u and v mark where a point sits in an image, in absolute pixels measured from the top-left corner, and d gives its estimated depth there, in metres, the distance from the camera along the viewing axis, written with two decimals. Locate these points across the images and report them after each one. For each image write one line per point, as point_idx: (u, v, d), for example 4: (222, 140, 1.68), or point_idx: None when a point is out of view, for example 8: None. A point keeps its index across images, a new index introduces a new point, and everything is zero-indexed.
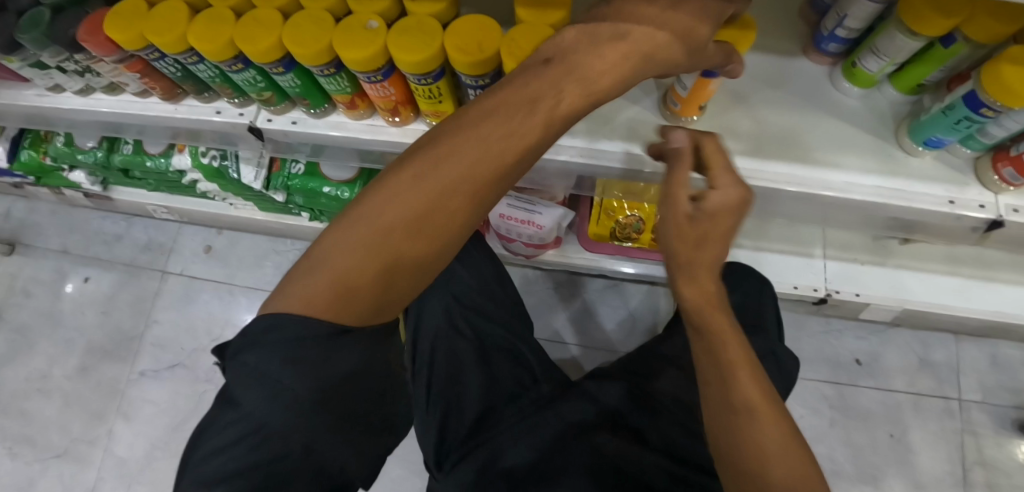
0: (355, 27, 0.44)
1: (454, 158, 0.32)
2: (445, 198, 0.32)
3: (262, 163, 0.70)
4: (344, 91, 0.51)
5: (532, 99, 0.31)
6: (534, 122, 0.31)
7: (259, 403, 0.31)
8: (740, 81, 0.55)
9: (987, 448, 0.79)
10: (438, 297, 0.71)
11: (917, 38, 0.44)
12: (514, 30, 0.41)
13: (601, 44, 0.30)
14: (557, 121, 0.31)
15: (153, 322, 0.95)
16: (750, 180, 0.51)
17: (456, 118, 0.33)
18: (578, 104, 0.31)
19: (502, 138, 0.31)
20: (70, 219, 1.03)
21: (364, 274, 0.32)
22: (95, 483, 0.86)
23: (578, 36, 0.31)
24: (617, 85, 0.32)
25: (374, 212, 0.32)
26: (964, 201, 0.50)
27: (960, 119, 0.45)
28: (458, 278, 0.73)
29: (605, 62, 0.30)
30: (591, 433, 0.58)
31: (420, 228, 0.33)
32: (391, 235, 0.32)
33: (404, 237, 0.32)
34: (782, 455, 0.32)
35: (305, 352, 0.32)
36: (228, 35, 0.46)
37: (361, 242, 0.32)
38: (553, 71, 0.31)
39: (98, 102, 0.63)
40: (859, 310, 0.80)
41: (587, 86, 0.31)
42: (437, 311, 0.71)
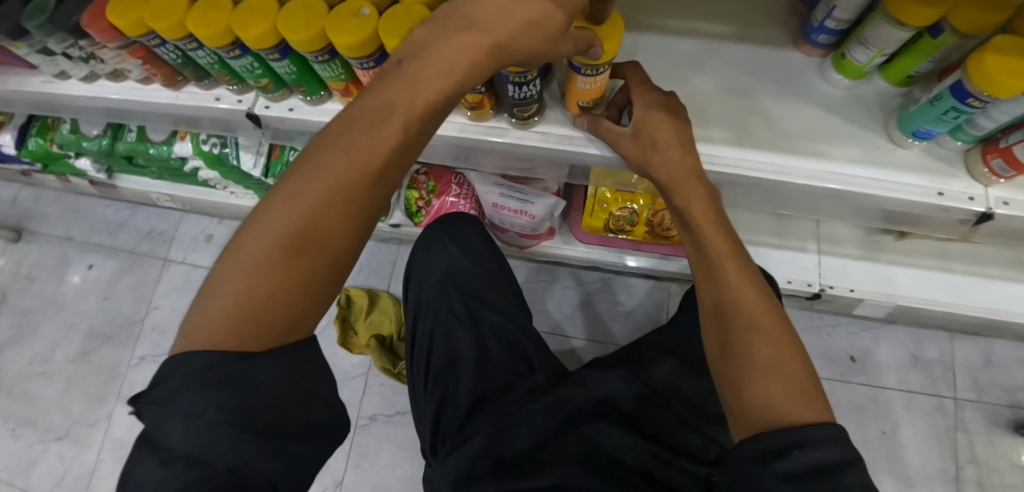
0: (347, 14, 0.45)
1: (331, 166, 0.35)
2: (336, 203, 0.35)
3: (262, 151, 0.71)
4: (338, 77, 0.52)
5: (395, 97, 0.35)
6: (396, 117, 0.34)
7: (178, 436, 0.30)
8: (733, 71, 0.55)
9: (979, 445, 0.79)
10: (442, 286, 0.75)
11: (904, 27, 0.44)
12: None
13: (448, 37, 0.34)
14: (416, 116, 0.35)
15: (153, 308, 0.97)
16: (737, 170, 0.51)
17: (326, 132, 0.36)
18: (439, 93, 0.35)
19: (371, 138, 0.34)
20: (75, 207, 1.05)
21: (265, 286, 0.34)
22: (94, 463, 0.88)
23: (426, 32, 0.35)
24: (473, 74, 0.35)
25: (262, 231, 0.35)
26: (952, 193, 0.50)
27: (947, 109, 0.45)
28: (461, 266, 0.76)
29: (455, 51, 0.34)
30: (583, 423, 0.59)
31: (307, 241, 0.35)
32: (285, 247, 0.34)
33: (300, 246, 0.34)
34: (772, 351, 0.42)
35: (219, 378, 0.32)
36: (226, 21, 0.47)
37: (253, 261, 0.34)
38: (406, 69, 0.35)
39: (102, 89, 0.64)
40: (853, 305, 0.80)
41: (443, 78, 0.34)
42: (437, 301, 0.74)
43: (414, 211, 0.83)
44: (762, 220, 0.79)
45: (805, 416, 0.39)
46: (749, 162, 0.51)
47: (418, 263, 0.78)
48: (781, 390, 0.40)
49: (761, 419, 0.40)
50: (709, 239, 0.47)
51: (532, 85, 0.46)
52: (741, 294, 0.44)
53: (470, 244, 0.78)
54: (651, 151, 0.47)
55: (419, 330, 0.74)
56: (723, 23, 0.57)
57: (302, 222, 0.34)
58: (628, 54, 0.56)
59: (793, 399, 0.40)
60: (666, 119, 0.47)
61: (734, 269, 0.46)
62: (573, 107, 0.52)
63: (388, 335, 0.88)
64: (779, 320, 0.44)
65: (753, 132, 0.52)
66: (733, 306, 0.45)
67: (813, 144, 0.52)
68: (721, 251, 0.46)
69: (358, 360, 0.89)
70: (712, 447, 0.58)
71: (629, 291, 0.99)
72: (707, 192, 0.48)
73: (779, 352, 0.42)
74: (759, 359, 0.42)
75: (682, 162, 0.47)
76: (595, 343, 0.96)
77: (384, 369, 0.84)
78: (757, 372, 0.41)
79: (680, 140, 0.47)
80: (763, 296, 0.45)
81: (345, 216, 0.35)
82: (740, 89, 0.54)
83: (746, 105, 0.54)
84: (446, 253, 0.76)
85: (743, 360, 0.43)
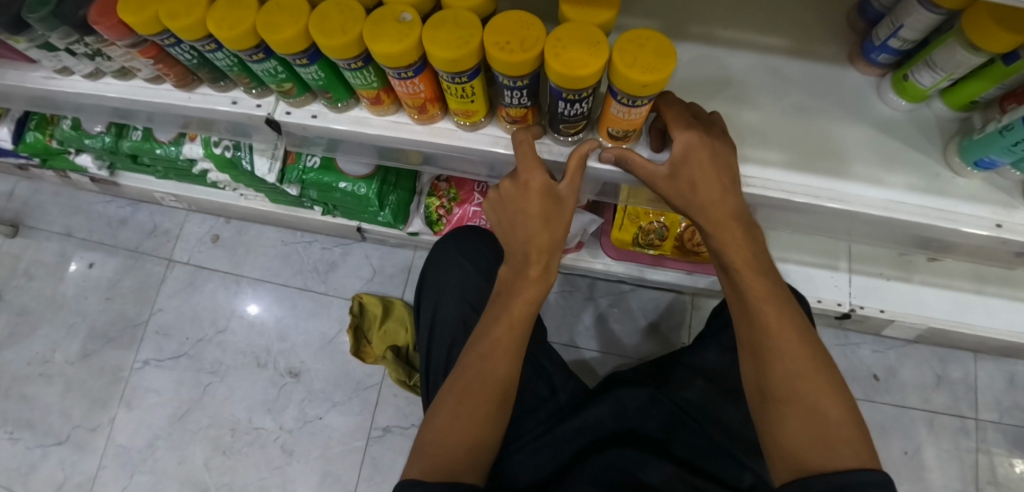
0: (387, 19, 0.41)
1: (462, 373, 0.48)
2: (492, 384, 0.46)
3: (277, 155, 0.67)
4: (370, 85, 0.48)
5: (513, 298, 0.49)
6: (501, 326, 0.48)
7: None
8: (789, 92, 0.52)
9: (1000, 466, 0.79)
10: (457, 311, 0.65)
11: (978, 53, 0.42)
12: (533, 43, 0.39)
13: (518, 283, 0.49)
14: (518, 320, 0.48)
15: (157, 310, 0.93)
16: (791, 196, 0.48)
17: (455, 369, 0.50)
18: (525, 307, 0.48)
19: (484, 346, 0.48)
20: (75, 201, 1.00)
21: (456, 445, 0.44)
22: (96, 470, 0.85)
23: (507, 276, 0.51)
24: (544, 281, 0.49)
25: (441, 435, 0.45)
26: (1011, 224, 0.48)
27: (1017, 141, 0.43)
28: (479, 287, 0.66)
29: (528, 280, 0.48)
30: (605, 447, 0.56)
31: (463, 408, 0.45)
32: (461, 425, 0.45)
33: (478, 418, 0.45)
34: (814, 393, 0.41)
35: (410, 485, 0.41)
36: (251, 23, 0.44)
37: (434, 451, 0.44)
38: (499, 302, 0.50)
39: (108, 87, 0.60)
40: (882, 325, 0.78)
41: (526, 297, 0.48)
42: (451, 328, 0.64)
43: (434, 219, 0.75)
44: (793, 237, 0.77)
45: (845, 460, 0.38)
46: (804, 188, 0.48)
47: (431, 280, 0.69)
48: (817, 436, 0.39)
49: (798, 460, 0.39)
50: (747, 283, 0.44)
51: (584, 102, 0.43)
52: (782, 336, 0.43)
53: (482, 259, 0.69)
54: (689, 193, 0.45)
55: (434, 358, 0.63)
56: (776, 36, 0.54)
57: (472, 401, 0.46)
58: (679, 68, 0.52)
59: (827, 445, 0.38)
60: (703, 156, 0.43)
61: (775, 314, 0.43)
62: (604, 134, 0.48)
63: (403, 345, 0.83)
64: (824, 364, 0.42)
65: (804, 153, 0.50)
66: (773, 352, 0.43)
67: (867, 170, 0.49)
68: (760, 294, 0.44)
69: (371, 369, 0.86)
70: (747, 473, 0.55)
71: (648, 302, 0.97)
72: (746, 232, 0.45)
73: (818, 394, 0.41)
74: (802, 401, 0.41)
75: (722, 204, 0.44)
76: (613, 355, 0.94)
77: (399, 380, 0.80)
78: (789, 416, 0.41)
79: (720, 177, 0.44)
80: (804, 339, 0.43)
81: (486, 386, 0.46)
82: (795, 109, 0.52)
83: (800, 125, 0.51)
84: (459, 271, 0.68)
85: (784, 404, 0.41)
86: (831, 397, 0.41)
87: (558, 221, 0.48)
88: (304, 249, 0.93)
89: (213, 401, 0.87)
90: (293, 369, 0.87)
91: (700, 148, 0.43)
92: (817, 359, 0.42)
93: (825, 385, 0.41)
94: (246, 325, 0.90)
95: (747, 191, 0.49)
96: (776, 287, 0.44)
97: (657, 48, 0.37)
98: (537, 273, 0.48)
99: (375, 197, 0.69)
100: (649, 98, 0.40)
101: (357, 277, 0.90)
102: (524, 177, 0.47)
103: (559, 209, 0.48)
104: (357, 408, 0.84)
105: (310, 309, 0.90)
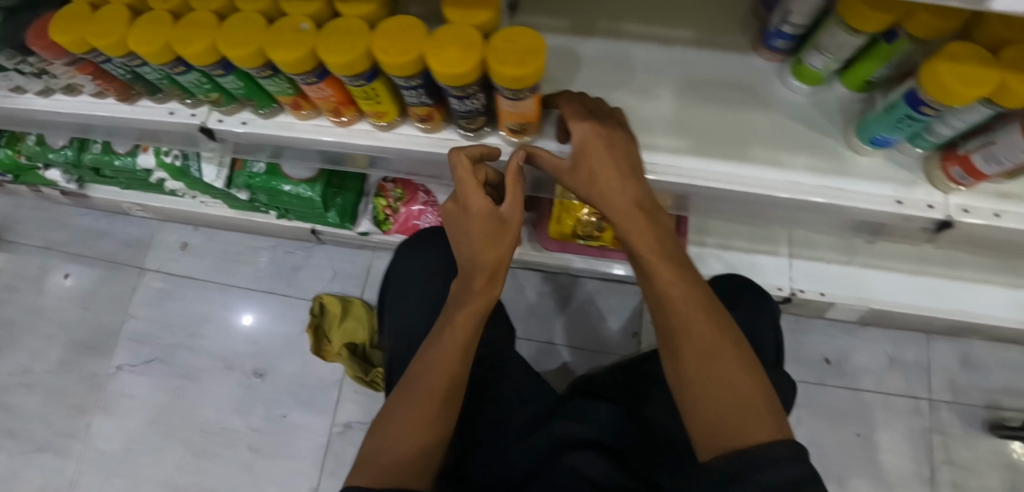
0: (286, 30, 0.44)
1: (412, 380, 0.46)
2: (440, 385, 0.45)
3: (224, 163, 0.70)
4: (286, 92, 0.51)
5: (459, 309, 0.48)
6: (451, 333, 0.47)
7: None
8: (691, 81, 0.54)
9: (955, 447, 0.80)
10: (416, 320, 0.65)
11: (857, 34, 0.44)
12: (413, 47, 0.41)
13: (470, 292, 0.48)
14: (471, 326, 0.47)
15: (131, 317, 0.97)
16: (694, 181, 0.50)
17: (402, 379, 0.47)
18: (472, 318, 0.47)
19: (430, 350, 0.47)
20: (53, 214, 1.05)
21: (404, 454, 0.41)
22: (74, 475, 0.88)
23: (456, 287, 0.51)
24: (493, 287, 0.48)
25: (387, 445, 0.42)
26: (912, 201, 0.50)
27: (902, 117, 0.45)
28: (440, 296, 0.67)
29: (473, 289, 0.48)
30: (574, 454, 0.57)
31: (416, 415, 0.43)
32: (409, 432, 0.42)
33: (425, 421, 0.43)
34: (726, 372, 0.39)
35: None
36: (165, 39, 0.47)
37: (384, 462, 0.41)
38: (445, 311, 0.50)
39: (59, 103, 0.62)
40: (825, 309, 0.79)
41: (476, 304, 0.47)
42: (407, 333, 0.65)
43: (382, 219, 0.77)
44: (736, 226, 0.78)
45: (762, 431, 0.36)
46: (705, 173, 0.50)
47: (404, 285, 0.69)
48: (734, 411, 0.37)
49: (722, 440, 0.37)
50: (654, 268, 0.44)
51: (477, 97, 0.46)
52: (689, 315, 0.41)
53: (444, 266, 0.70)
54: (591, 181, 0.46)
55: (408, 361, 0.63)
56: (684, 28, 0.55)
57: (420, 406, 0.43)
58: (586, 61, 0.54)
59: (744, 418, 0.37)
60: (602, 147, 0.45)
61: (683, 294, 0.42)
62: (505, 130, 0.50)
63: (361, 342, 0.85)
64: (734, 343, 0.41)
65: (706, 140, 0.51)
66: (683, 334, 0.41)
67: (771, 153, 0.51)
68: (666, 279, 0.43)
69: (333, 367, 0.88)
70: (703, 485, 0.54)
71: (603, 296, 0.99)
72: (649, 220, 0.45)
73: (727, 369, 0.39)
74: (710, 382, 0.39)
75: (624, 192, 0.45)
76: (573, 349, 0.96)
77: (356, 377, 0.82)
78: (703, 396, 0.39)
79: (619, 167, 0.45)
80: (713, 320, 0.41)
81: (435, 392, 0.44)
82: (698, 96, 0.53)
83: (701, 112, 0.53)
84: (419, 278, 0.69)
85: (695, 388, 0.39)
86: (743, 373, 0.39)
87: (505, 239, 0.48)
88: (268, 253, 0.96)
89: (185, 404, 0.90)
90: (259, 369, 0.89)
91: (593, 136, 0.45)
92: (726, 339, 0.41)
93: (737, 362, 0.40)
94: (214, 329, 0.93)
95: (652, 177, 0.50)
96: (681, 269, 0.43)
97: (534, 44, 0.40)
98: (482, 283, 0.48)
99: (319, 199, 0.72)
100: (528, 91, 0.42)
101: (320, 279, 0.93)
102: (468, 201, 0.47)
103: (503, 230, 0.48)
104: (321, 406, 0.86)
105: (275, 311, 0.93)
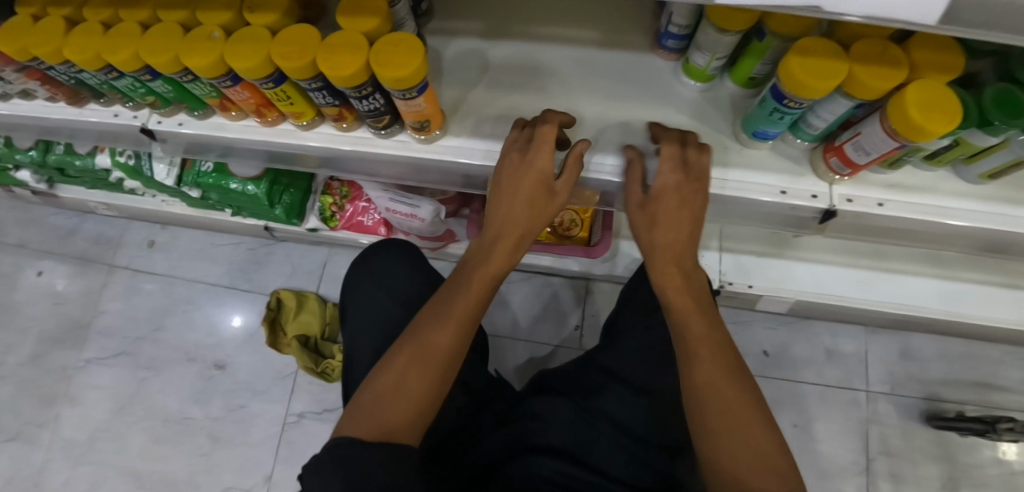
0: (199, 39, 0.48)
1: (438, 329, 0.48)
2: (453, 340, 0.48)
3: (174, 162, 0.74)
4: (211, 95, 0.55)
5: (483, 264, 0.51)
6: (470, 292, 0.50)
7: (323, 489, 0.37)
8: (592, 79, 0.57)
9: (891, 437, 0.84)
10: (353, 324, 0.68)
11: (728, 34, 0.47)
12: (307, 53, 0.45)
13: (489, 254, 0.51)
14: (484, 289, 0.51)
15: (101, 312, 1.01)
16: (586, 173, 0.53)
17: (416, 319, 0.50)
18: (491, 277, 0.51)
19: (451, 302, 0.50)
20: (28, 214, 1.10)
21: (409, 400, 0.45)
22: (43, 463, 0.93)
23: (479, 238, 0.53)
24: (511, 256, 0.52)
25: (396, 388, 0.45)
26: (796, 191, 0.52)
27: (772, 110, 0.47)
28: (372, 297, 0.69)
29: (496, 256, 0.51)
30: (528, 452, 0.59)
31: (428, 364, 0.46)
32: (404, 396, 0.45)
33: (431, 375, 0.46)
34: (748, 419, 0.41)
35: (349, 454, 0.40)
36: (94, 49, 0.51)
37: (393, 406, 0.44)
38: (465, 263, 0.53)
39: (17, 106, 0.66)
40: (755, 300, 0.83)
41: (493, 265, 0.51)
42: (348, 337, 0.68)
43: (329, 215, 0.81)
44: None
45: (772, 488, 0.37)
46: (596, 165, 0.53)
47: (359, 283, 0.71)
48: (755, 468, 0.39)
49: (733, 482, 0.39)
50: (687, 321, 0.47)
51: (374, 98, 0.49)
52: (720, 376, 0.43)
53: (374, 264, 0.71)
54: (649, 228, 0.48)
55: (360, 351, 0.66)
56: (589, 30, 0.59)
57: (429, 360, 0.47)
58: (494, 64, 0.58)
59: (761, 473, 0.38)
60: (674, 200, 0.47)
61: (715, 354, 0.45)
62: (412, 129, 0.54)
63: (314, 335, 0.91)
64: (754, 396, 0.43)
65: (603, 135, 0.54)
66: (713, 389, 0.43)
67: None
68: (697, 331, 0.46)
69: (290, 359, 0.93)
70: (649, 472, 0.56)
71: (554, 290, 1.01)
72: (686, 282, 0.49)
73: (749, 426, 0.41)
74: (733, 424, 0.41)
75: (673, 254, 0.49)
76: (519, 342, 0.98)
77: (308, 367, 0.87)
78: (720, 436, 0.41)
79: (691, 214, 0.47)
80: (735, 373, 0.44)
81: (450, 346, 0.47)
82: (598, 94, 0.56)
83: (601, 108, 0.56)
84: (355, 279, 0.71)
85: (716, 429, 0.42)
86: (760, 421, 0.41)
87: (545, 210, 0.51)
88: (230, 250, 1.02)
89: (149, 394, 0.95)
90: (220, 362, 0.95)
91: (677, 179, 0.47)
92: (749, 393, 0.43)
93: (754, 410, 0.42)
94: (180, 322, 0.99)
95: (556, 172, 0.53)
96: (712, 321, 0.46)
97: (415, 48, 0.44)
98: (505, 246, 0.51)
99: (265, 196, 0.75)
100: (416, 90, 0.46)
101: (279, 274, 0.98)
102: (534, 157, 0.48)
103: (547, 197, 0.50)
104: (277, 396, 0.91)
105: (237, 304, 0.98)
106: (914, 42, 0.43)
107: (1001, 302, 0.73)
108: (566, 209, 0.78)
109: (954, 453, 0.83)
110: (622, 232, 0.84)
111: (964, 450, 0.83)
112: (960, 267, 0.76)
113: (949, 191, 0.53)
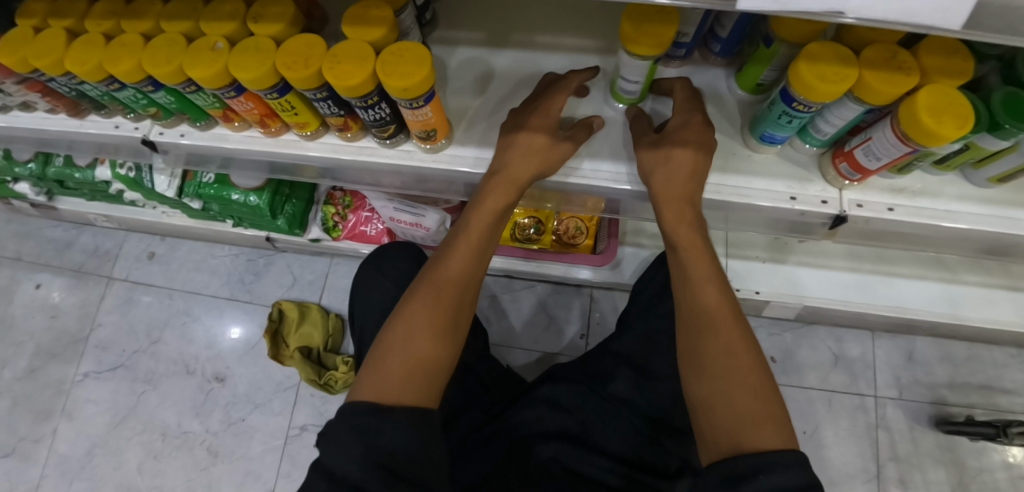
0: (202, 49, 0.48)
1: (438, 287, 0.48)
2: (456, 287, 0.48)
3: (175, 174, 0.74)
4: (213, 106, 0.54)
5: (477, 215, 0.51)
6: (469, 247, 0.50)
7: (328, 453, 0.39)
8: (596, 84, 0.57)
9: (900, 443, 0.83)
10: (362, 317, 0.68)
11: (638, 57, 0.46)
12: (313, 63, 0.45)
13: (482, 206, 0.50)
14: (481, 244, 0.51)
15: (98, 325, 1.00)
16: (580, 180, 0.53)
17: (417, 279, 0.50)
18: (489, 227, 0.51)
19: (451, 257, 0.50)
20: (25, 226, 1.09)
21: (416, 361, 0.44)
22: (39, 480, 0.91)
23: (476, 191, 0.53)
24: (508, 207, 0.52)
25: (405, 352, 0.45)
26: (806, 197, 0.52)
27: (780, 114, 0.47)
28: (380, 290, 0.68)
29: (492, 207, 0.50)
30: (537, 442, 0.57)
31: (435, 327, 0.46)
32: (413, 354, 0.45)
33: (437, 333, 0.46)
34: (746, 374, 0.40)
35: (361, 426, 0.40)
36: (96, 59, 0.50)
37: (401, 369, 0.44)
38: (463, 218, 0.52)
39: (15, 119, 0.65)
40: (763, 307, 0.84)
41: (493, 217, 0.51)
42: (357, 331, 0.68)
43: (331, 225, 0.82)
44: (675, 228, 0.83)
45: (769, 440, 0.37)
46: (594, 173, 0.53)
47: (360, 277, 0.71)
48: (754, 415, 0.38)
49: (732, 442, 0.38)
50: (693, 264, 0.46)
51: (380, 107, 0.49)
52: (720, 324, 0.43)
53: (382, 260, 0.71)
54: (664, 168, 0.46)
55: (367, 339, 0.66)
56: (592, 38, 0.59)
57: (432, 319, 0.46)
58: (498, 72, 0.58)
59: (759, 420, 0.38)
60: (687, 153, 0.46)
61: (716, 295, 0.45)
62: (419, 140, 0.53)
63: (315, 347, 0.91)
64: (754, 347, 0.42)
65: (607, 145, 0.54)
66: (713, 331, 0.43)
67: None
68: (702, 275, 0.46)
69: (291, 371, 0.92)
70: (673, 459, 0.58)
71: (557, 297, 1.00)
72: (702, 239, 0.47)
73: (749, 375, 0.40)
74: (735, 379, 0.40)
75: (681, 186, 0.46)
76: (521, 348, 0.97)
77: (309, 379, 0.86)
78: (724, 394, 0.40)
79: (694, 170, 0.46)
80: (744, 329, 0.43)
81: (451, 302, 0.48)
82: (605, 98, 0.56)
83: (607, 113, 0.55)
84: (363, 275, 0.71)
85: (723, 384, 0.40)
86: (761, 377, 0.40)
87: (546, 162, 0.49)
88: (231, 261, 1.01)
89: (146, 408, 0.93)
90: (219, 375, 0.93)
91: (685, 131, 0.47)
92: (748, 340, 0.42)
93: (754, 364, 0.41)
94: (179, 335, 0.97)
95: (571, 180, 0.53)
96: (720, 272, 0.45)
97: (421, 58, 0.43)
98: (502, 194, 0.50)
99: (267, 206, 0.74)
100: (425, 99, 0.46)
101: (279, 285, 0.98)
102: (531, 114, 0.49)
103: (551, 149, 0.49)
104: (278, 408, 0.90)
105: (237, 316, 0.97)
106: (924, 45, 0.42)
107: (1004, 303, 0.74)
108: (571, 216, 0.79)
109: (962, 458, 0.82)
110: (626, 238, 0.84)
111: (973, 454, 0.82)
112: (964, 269, 0.76)
113: (958, 195, 0.52)
